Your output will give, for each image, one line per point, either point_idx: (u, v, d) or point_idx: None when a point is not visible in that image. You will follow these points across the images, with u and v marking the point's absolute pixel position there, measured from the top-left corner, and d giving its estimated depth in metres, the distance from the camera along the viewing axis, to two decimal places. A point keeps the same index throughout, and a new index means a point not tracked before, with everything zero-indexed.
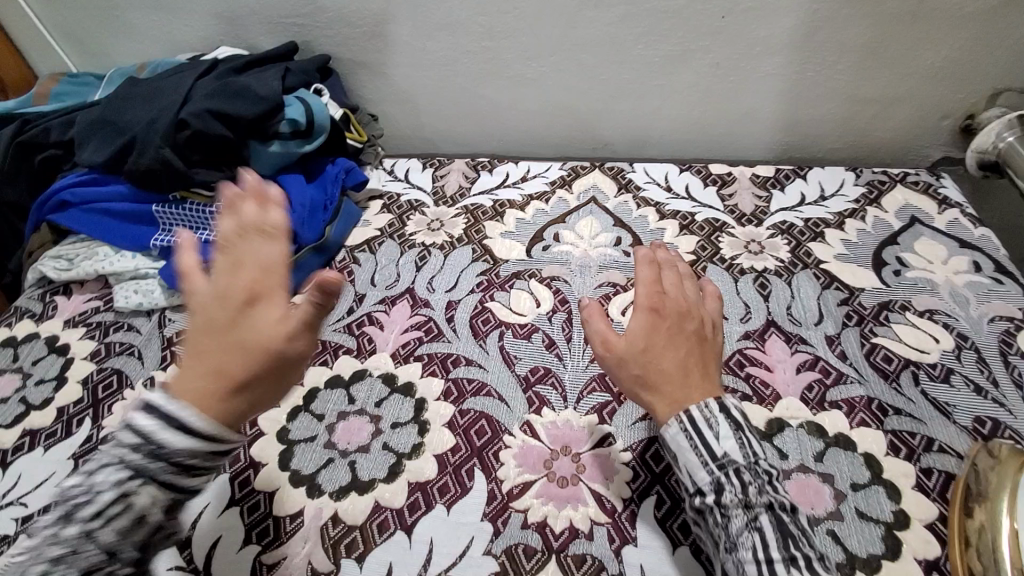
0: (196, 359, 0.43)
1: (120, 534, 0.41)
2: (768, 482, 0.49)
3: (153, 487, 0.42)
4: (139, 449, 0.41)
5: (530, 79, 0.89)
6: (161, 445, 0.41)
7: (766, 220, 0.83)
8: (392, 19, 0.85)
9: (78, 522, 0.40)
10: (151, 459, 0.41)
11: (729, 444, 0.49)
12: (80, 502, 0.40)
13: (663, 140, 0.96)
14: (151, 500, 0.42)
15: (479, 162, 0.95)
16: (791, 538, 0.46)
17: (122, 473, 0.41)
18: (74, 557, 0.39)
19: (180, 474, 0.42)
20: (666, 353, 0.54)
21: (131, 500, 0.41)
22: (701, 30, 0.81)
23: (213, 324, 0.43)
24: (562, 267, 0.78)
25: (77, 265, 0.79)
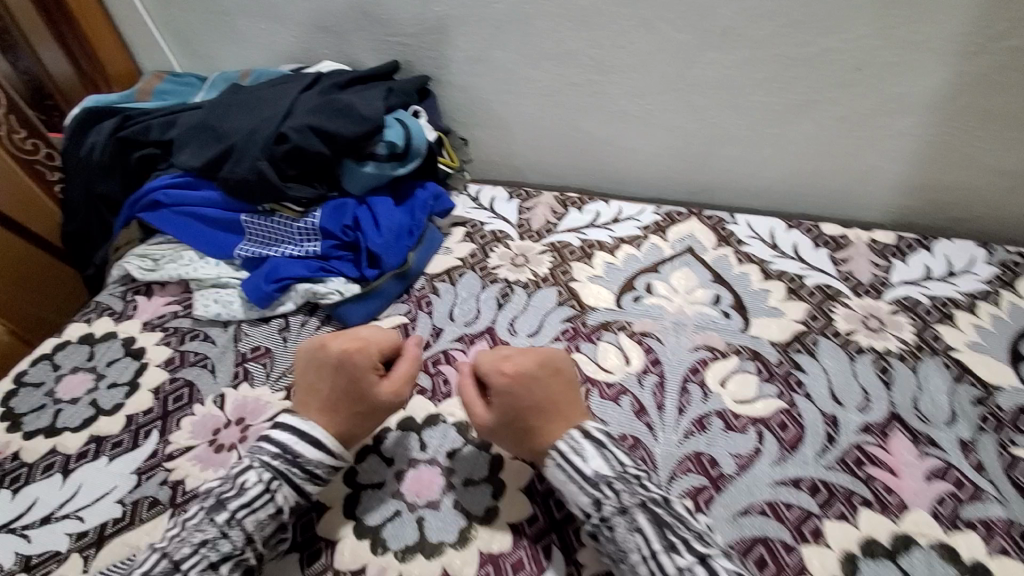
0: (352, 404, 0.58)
1: (252, 528, 0.50)
2: (643, 486, 0.51)
3: (288, 487, 0.52)
4: (281, 456, 0.53)
5: (633, 115, 0.85)
6: (300, 455, 0.53)
7: (887, 293, 0.75)
8: (499, 45, 0.82)
9: (218, 515, 0.50)
10: (291, 465, 0.53)
11: (597, 462, 0.52)
12: (232, 493, 0.51)
13: (770, 193, 0.88)
14: (285, 500, 0.52)
15: (569, 197, 0.90)
16: (668, 526, 0.48)
17: (266, 476, 0.52)
18: (215, 544, 0.49)
19: (310, 480, 0.53)
20: (525, 405, 0.55)
21: (266, 500, 0.51)
22: (831, 81, 0.75)
23: (346, 374, 0.57)
24: (654, 322, 0.72)
25: (162, 266, 0.80)
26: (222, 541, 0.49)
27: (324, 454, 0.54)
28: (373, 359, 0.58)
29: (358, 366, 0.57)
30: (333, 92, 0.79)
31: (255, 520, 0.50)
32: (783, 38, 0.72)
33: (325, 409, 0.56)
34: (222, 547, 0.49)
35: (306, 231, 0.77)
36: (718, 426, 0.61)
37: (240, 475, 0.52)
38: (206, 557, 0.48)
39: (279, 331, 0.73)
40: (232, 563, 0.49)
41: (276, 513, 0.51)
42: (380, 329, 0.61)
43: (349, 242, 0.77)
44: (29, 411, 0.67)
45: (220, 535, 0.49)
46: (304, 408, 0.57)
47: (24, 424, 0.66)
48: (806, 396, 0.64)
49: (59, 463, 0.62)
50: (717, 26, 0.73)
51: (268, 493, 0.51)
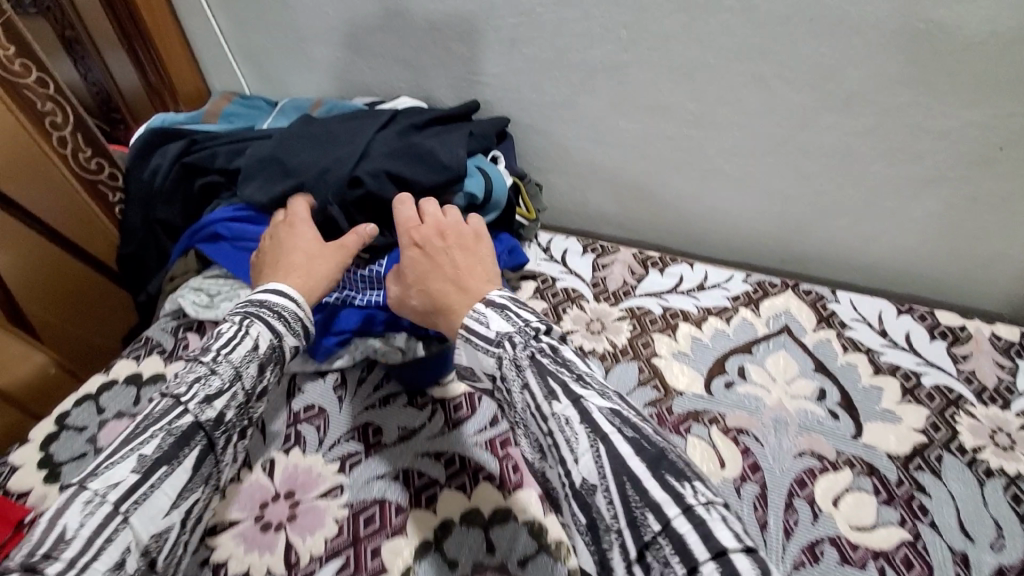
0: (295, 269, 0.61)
1: (239, 362, 0.53)
2: (537, 339, 0.49)
3: (262, 325, 0.55)
4: (251, 305, 0.57)
5: (730, 176, 0.77)
6: (268, 304, 0.57)
7: (1015, 403, 0.66)
8: (589, 92, 0.76)
9: (205, 356, 0.52)
10: (262, 305, 0.57)
11: (500, 325, 0.50)
12: (205, 351, 0.53)
13: (877, 270, 0.80)
14: (262, 335, 0.55)
15: (649, 257, 0.83)
16: (555, 376, 0.46)
17: (239, 319, 0.55)
18: (207, 380, 0.51)
19: (289, 332, 0.57)
20: (433, 276, 0.57)
21: (242, 333, 0.54)
22: (968, 158, 0.66)
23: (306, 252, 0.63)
24: (750, 416, 0.64)
25: (218, 305, 0.76)
26: (213, 377, 0.51)
27: (290, 301, 0.59)
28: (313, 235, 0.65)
29: (299, 240, 0.64)
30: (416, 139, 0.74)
31: (242, 350, 0.53)
32: (920, 108, 0.64)
33: (291, 275, 0.61)
34: (213, 379, 0.51)
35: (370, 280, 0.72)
36: (833, 558, 0.53)
37: (214, 326, 0.56)
38: (202, 389, 0.50)
39: (336, 388, 0.68)
40: (226, 398, 0.51)
41: (256, 347, 0.54)
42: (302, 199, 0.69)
43: None
44: (70, 459, 0.62)
45: (210, 372, 0.51)
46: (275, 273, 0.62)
47: (64, 475, 0.61)
48: (932, 527, 0.55)
49: None
50: (843, 90, 0.65)
51: (243, 329, 0.54)
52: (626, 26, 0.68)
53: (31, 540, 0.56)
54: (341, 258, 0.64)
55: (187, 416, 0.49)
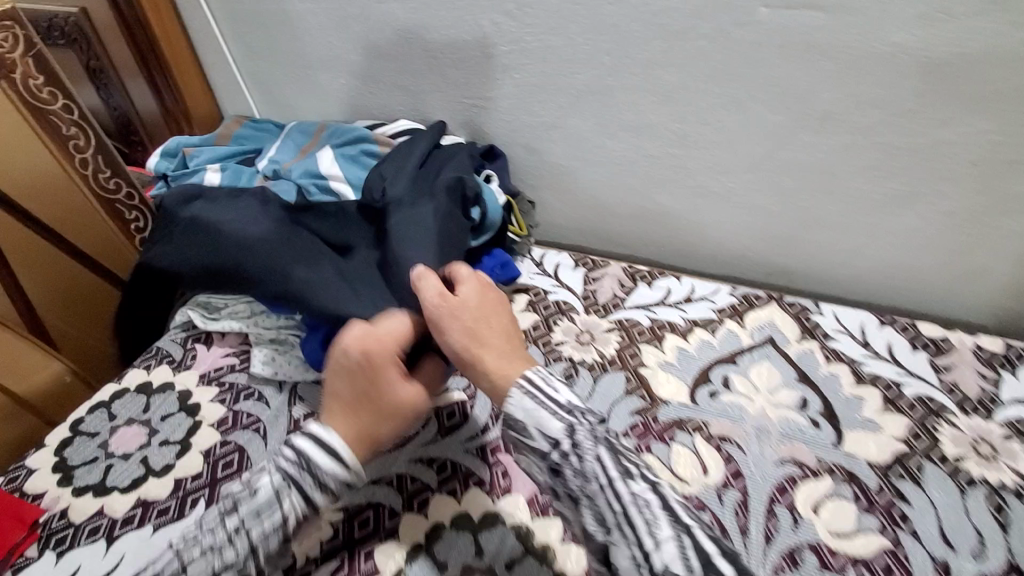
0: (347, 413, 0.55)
1: (256, 539, 0.51)
2: (600, 424, 0.53)
3: (297, 496, 0.52)
4: (295, 461, 0.52)
5: (714, 192, 0.80)
6: (313, 462, 0.52)
7: (998, 413, 0.67)
8: (578, 114, 0.80)
9: (228, 520, 0.51)
10: (304, 472, 0.52)
11: (568, 394, 0.53)
12: (242, 495, 0.52)
13: (859, 283, 0.82)
14: (292, 508, 0.52)
15: (638, 270, 0.86)
16: (626, 457, 0.51)
17: (278, 478, 0.52)
18: (219, 551, 0.50)
19: (319, 490, 0.52)
20: (487, 327, 0.58)
21: (274, 507, 0.51)
22: (941, 174, 0.68)
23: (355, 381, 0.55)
24: (732, 425, 0.66)
25: (224, 317, 0.79)
26: (226, 550, 0.50)
27: (343, 466, 0.53)
28: (393, 353, 0.57)
29: (383, 375, 0.55)
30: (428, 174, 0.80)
31: (262, 530, 0.51)
32: (891, 127, 0.67)
33: (364, 420, 0.54)
34: (226, 554, 0.50)
35: None
36: (812, 564, 0.54)
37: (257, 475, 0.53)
38: (211, 561, 0.50)
39: None
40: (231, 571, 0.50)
41: (282, 526, 0.51)
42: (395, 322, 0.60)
43: None
44: (81, 464, 0.66)
45: (225, 542, 0.50)
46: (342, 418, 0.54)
47: (75, 479, 0.65)
48: (912, 534, 0.56)
49: (105, 527, 0.60)
50: (816, 110, 0.69)
51: (276, 503, 0.51)
52: (610, 52, 0.73)
53: (45, 542, 0.60)
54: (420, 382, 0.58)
55: None
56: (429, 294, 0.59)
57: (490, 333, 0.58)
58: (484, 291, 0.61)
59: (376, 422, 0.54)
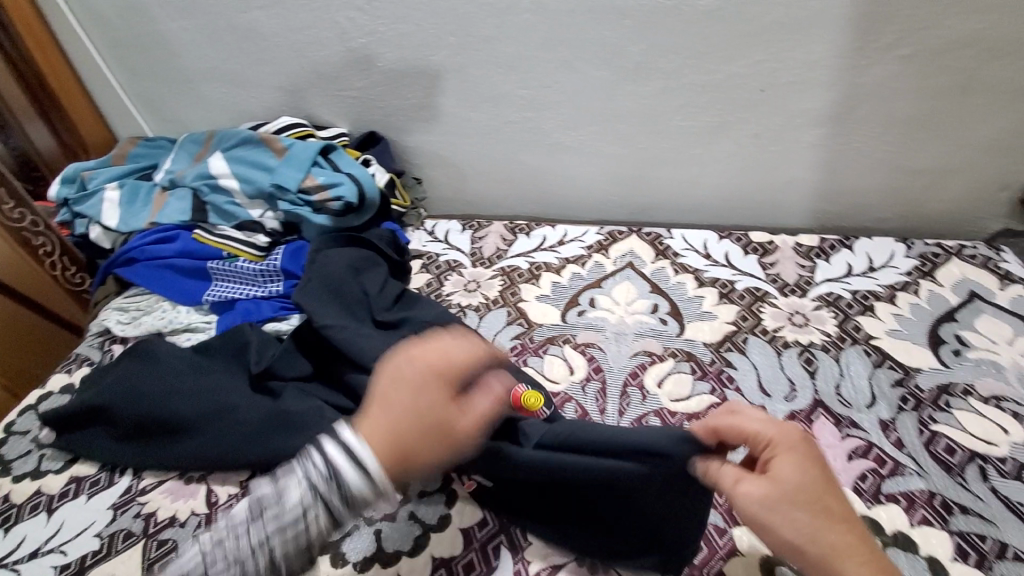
0: (378, 413, 0.50)
1: (279, 552, 0.47)
2: None
3: (324, 520, 0.47)
4: (325, 477, 0.48)
5: (569, 146, 0.92)
6: (343, 477, 0.47)
7: (811, 291, 0.80)
8: (441, 92, 0.90)
9: (252, 529, 0.47)
10: (331, 488, 0.47)
11: None
12: (270, 505, 0.48)
13: (703, 208, 0.95)
14: (318, 527, 0.47)
15: (517, 225, 0.97)
16: None
17: (308, 493, 0.47)
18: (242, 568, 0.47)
19: (341, 508, 0.47)
20: (830, 536, 0.45)
21: (300, 519, 0.47)
22: (739, 103, 0.82)
23: (399, 395, 0.50)
24: (597, 334, 0.77)
25: (139, 318, 0.85)
26: (246, 564, 0.47)
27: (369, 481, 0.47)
28: None
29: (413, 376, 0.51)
30: (315, 166, 0.87)
31: (287, 542, 0.47)
32: (691, 68, 0.80)
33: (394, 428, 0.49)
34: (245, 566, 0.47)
35: (268, 272, 0.84)
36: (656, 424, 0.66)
37: (283, 487, 0.48)
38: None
39: None
40: None
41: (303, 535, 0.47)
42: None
43: None
44: (17, 456, 0.71)
45: (248, 556, 0.47)
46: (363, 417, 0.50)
47: (13, 470, 0.70)
48: (735, 391, 0.69)
49: (44, 502, 0.67)
50: (631, 61, 0.81)
51: (303, 514, 0.47)
52: (454, 33, 0.83)
53: None
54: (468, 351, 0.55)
55: None
56: (741, 485, 0.48)
57: (826, 552, 0.45)
58: (804, 465, 0.47)
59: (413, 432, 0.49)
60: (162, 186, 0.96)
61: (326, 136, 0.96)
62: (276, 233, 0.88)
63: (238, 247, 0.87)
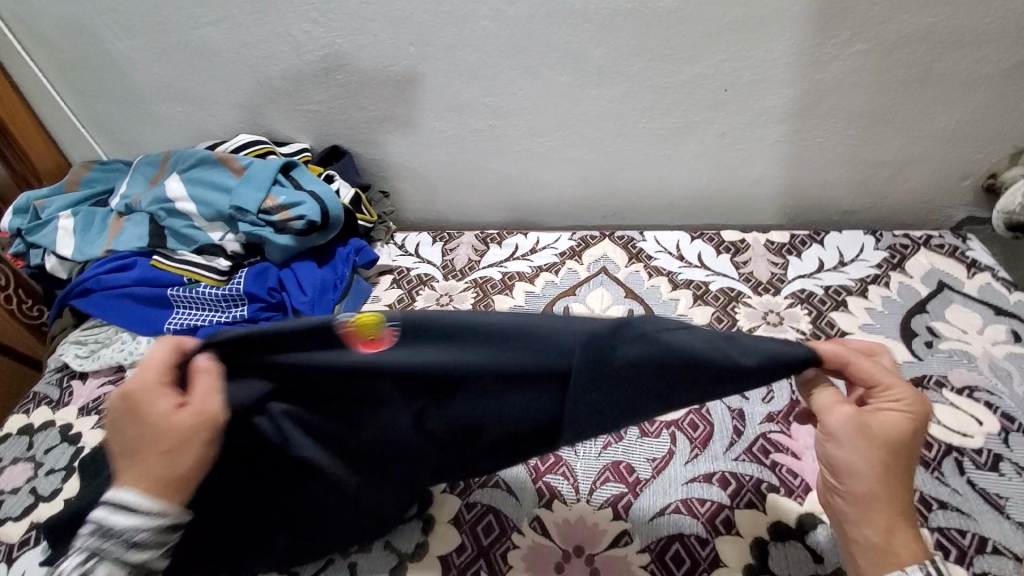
0: (128, 454, 0.47)
1: None
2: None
3: (107, 565, 0.44)
4: (96, 530, 0.45)
5: (537, 153, 0.91)
6: (115, 527, 0.45)
7: (784, 289, 0.80)
8: (402, 102, 0.88)
9: None
10: (104, 541, 0.45)
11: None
12: None
13: (674, 209, 0.95)
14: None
15: (489, 235, 0.95)
16: None
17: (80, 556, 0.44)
18: None
19: (132, 549, 0.45)
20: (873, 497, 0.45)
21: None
22: (704, 103, 0.81)
23: (137, 426, 0.47)
24: None
25: (98, 351, 0.82)
26: None
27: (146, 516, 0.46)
28: None
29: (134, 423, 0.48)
30: (275, 184, 0.85)
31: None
32: (654, 70, 0.79)
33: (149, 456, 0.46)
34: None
35: (232, 297, 0.82)
36: (634, 433, 0.65)
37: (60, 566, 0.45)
38: None
39: None
40: None
41: None
42: None
43: (276, 303, 0.82)
44: None
45: None
46: (122, 474, 0.46)
47: None
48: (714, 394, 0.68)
49: (3, 552, 0.63)
50: (593, 66, 0.80)
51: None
52: (413, 42, 0.81)
53: None
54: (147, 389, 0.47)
55: None
56: (847, 408, 0.45)
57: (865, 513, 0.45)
58: (913, 430, 0.44)
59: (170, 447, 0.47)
60: (118, 211, 0.92)
61: (288, 152, 0.94)
62: (238, 255, 0.86)
63: (198, 272, 0.84)
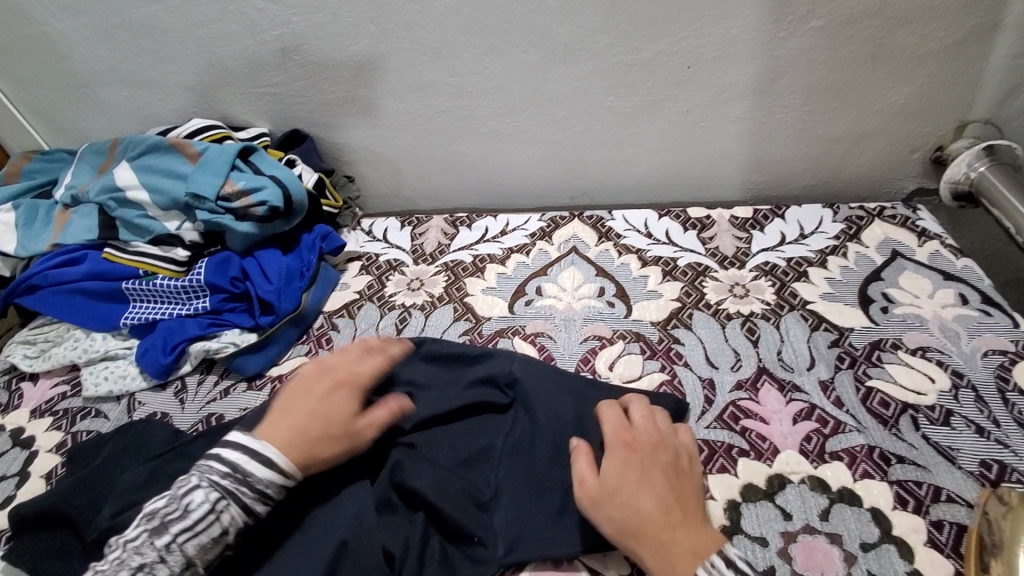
0: (279, 419, 0.56)
1: (194, 553, 0.47)
2: None
3: (234, 509, 0.49)
4: (230, 475, 0.50)
5: (504, 134, 0.90)
6: (251, 474, 0.50)
7: (749, 262, 0.82)
8: (365, 84, 0.86)
9: (158, 540, 0.46)
10: (241, 484, 0.50)
11: None
12: (175, 515, 0.48)
13: (642, 188, 0.96)
14: (232, 522, 0.49)
15: (458, 218, 0.95)
16: None
17: (213, 495, 0.49)
18: (153, 570, 0.45)
19: (260, 500, 0.51)
20: (641, 492, 0.51)
21: (213, 520, 0.48)
22: (668, 81, 0.82)
23: (306, 399, 0.58)
24: (546, 323, 0.77)
25: (49, 351, 0.78)
26: (160, 567, 0.45)
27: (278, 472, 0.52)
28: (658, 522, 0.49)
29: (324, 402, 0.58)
30: (234, 170, 0.81)
31: (201, 542, 0.47)
32: (618, 48, 0.79)
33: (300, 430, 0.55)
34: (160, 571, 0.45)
35: (193, 289, 0.78)
36: None
37: (183, 497, 0.48)
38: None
39: (177, 394, 0.73)
40: None
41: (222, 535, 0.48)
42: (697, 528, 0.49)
43: (240, 293, 0.79)
44: None
45: (158, 560, 0.46)
46: (262, 429, 0.55)
47: None
48: (685, 365, 0.69)
49: None
50: (558, 44, 0.79)
51: (214, 514, 0.48)
52: (373, 20, 0.79)
53: None
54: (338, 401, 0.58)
55: None
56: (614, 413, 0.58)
57: (641, 506, 0.50)
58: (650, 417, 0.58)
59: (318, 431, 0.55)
60: (64, 203, 0.87)
61: (245, 137, 0.90)
62: (197, 245, 0.83)
63: (154, 263, 0.81)
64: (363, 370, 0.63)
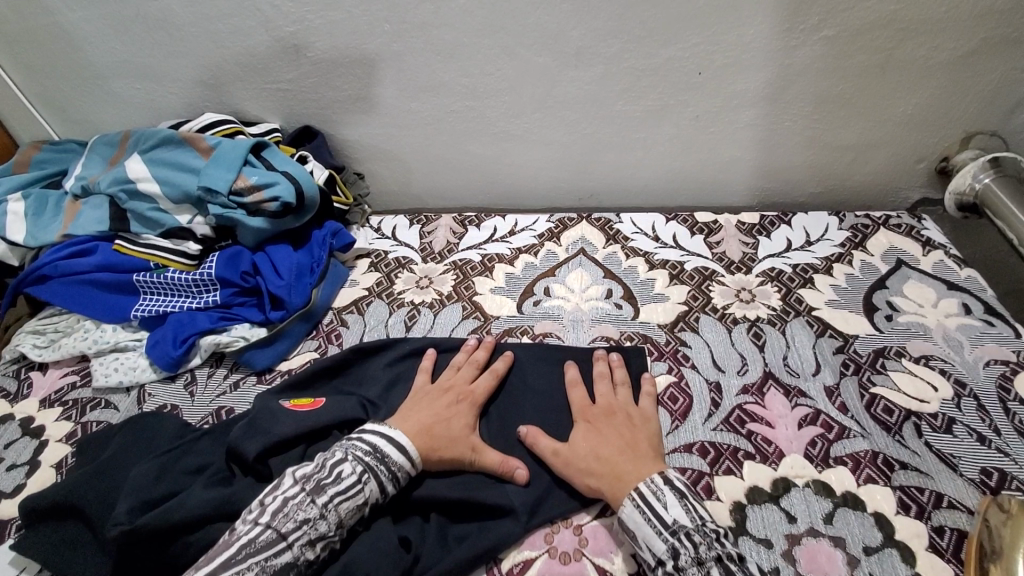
0: (411, 413, 0.62)
1: (344, 515, 0.53)
2: None
3: (377, 485, 0.55)
4: (371, 454, 0.56)
5: (514, 135, 0.90)
6: (388, 456, 0.57)
7: (755, 267, 0.83)
8: (377, 82, 0.86)
9: (319, 498, 0.52)
10: (381, 463, 0.56)
11: (677, 511, 0.52)
12: (329, 481, 0.54)
13: (650, 191, 0.96)
14: (373, 494, 0.55)
15: (467, 218, 0.95)
16: None
17: (360, 468, 0.55)
18: (315, 524, 0.51)
19: (392, 481, 0.56)
20: (602, 446, 0.59)
21: (361, 488, 0.54)
22: (678, 86, 0.83)
23: (432, 404, 0.64)
24: (554, 323, 0.77)
25: (58, 342, 0.79)
26: (321, 522, 0.52)
27: (403, 458, 0.57)
28: (613, 459, 0.58)
29: (449, 405, 0.64)
30: (246, 165, 0.82)
31: (350, 506, 0.53)
32: (629, 53, 0.80)
33: (426, 427, 0.61)
34: (320, 526, 0.51)
35: (204, 283, 0.79)
36: None
37: (334, 465, 0.55)
38: (306, 534, 0.51)
39: (187, 386, 0.74)
40: (324, 545, 0.52)
41: (362, 505, 0.54)
42: (642, 461, 0.57)
43: (250, 288, 0.79)
44: None
45: (319, 516, 0.52)
46: (394, 419, 0.62)
47: None
48: (692, 368, 0.70)
49: None
50: (571, 47, 0.80)
51: (360, 484, 0.54)
52: (387, 19, 0.79)
53: None
54: (463, 406, 0.64)
55: (288, 556, 0.50)
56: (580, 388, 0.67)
57: (602, 453, 0.58)
58: (608, 391, 0.66)
59: (440, 431, 0.60)
60: (74, 194, 0.87)
61: (257, 132, 0.91)
62: (208, 239, 0.83)
63: (165, 256, 0.81)
64: (480, 386, 0.67)
